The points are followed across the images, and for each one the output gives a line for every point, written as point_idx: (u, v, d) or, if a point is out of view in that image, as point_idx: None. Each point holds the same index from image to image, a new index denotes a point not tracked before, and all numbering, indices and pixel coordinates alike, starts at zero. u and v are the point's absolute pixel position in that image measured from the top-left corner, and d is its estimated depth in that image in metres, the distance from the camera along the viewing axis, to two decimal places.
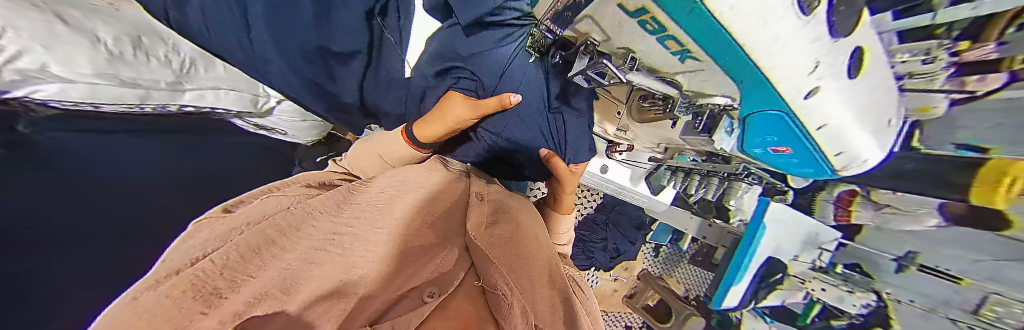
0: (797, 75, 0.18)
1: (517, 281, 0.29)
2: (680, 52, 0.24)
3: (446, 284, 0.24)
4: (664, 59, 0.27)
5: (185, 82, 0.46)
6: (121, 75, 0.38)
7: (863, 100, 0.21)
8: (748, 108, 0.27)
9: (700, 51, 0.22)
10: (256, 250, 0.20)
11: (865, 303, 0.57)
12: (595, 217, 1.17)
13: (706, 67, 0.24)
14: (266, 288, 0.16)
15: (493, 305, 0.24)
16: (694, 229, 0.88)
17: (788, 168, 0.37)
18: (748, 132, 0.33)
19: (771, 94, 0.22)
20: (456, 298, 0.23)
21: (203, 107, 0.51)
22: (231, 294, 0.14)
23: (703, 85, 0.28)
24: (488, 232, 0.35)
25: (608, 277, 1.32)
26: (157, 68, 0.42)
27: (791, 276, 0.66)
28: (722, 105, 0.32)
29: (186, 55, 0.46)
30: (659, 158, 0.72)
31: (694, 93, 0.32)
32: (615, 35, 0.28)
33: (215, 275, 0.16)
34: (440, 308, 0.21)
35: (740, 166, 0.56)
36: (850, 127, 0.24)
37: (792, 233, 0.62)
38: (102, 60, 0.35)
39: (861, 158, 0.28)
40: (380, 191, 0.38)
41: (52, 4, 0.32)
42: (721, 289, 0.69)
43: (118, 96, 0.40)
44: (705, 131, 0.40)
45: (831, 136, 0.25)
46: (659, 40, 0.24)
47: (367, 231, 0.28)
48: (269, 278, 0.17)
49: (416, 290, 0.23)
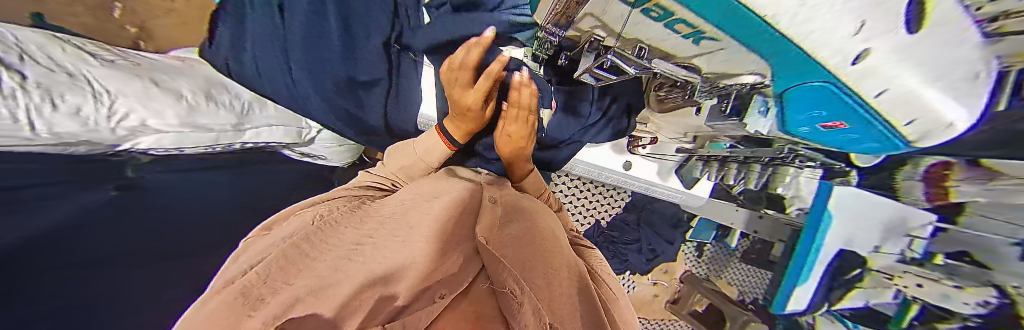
0: (841, 31, 0.17)
1: (529, 278, 0.29)
2: (692, 34, 0.23)
3: (459, 282, 0.27)
4: (676, 44, 0.26)
5: (245, 123, 0.53)
6: (198, 123, 0.45)
7: (939, 67, 0.19)
8: (786, 80, 0.26)
9: (716, 31, 0.21)
10: (286, 265, 0.23)
11: (979, 301, 0.47)
12: (625, 219, 1.09)
13: (725, 45, 0.23)
14: (298, 294, 0.20)
15: (504, 307, 0.24)
16: (740, 223, 0.82)
17: (848, 145, 0.33)
18: (789, 107, 0.31)
19: (814, 60, 0.20)
20: (463, 300, 0.26)
21: (259, 143, 0.57)
22: (271, 298, 0.18)
23: (726, 64, 0.28)
24: (499, 232, 0.35)
25: (647, 282, 1.22)
26: (224, 114, 0.49)
27: (875, 272, 0.60)
28: (751, 84, 0.31)
29: (245, 101, 0.53)
30: (687, 149, 0.68)
31: (719, 74, 0.31)
32: (621, 27, 0.28)
33: (251, 288, 0.19)
34: (450, 308, 0.25)
35: (784, 149, 0.46)
36: (925, 96, 0.21)
37: (867, 216, 0.55)
38: (183, 112, 0.42)
39: (945, 132, 0.24)
40: (400, 203, 0.39)
41: (147, 72, 0.41)
42: (783, 293, 0.62)
43: (198, 142, 0.47)
44: (733, 114, 0.40)
45: (898, 104, 0.22)
46: (666, 25, 0.24)
47: (386, 239, 0.30)
48: (301, 284, 0.21)
49: (428, 291, 0.24)
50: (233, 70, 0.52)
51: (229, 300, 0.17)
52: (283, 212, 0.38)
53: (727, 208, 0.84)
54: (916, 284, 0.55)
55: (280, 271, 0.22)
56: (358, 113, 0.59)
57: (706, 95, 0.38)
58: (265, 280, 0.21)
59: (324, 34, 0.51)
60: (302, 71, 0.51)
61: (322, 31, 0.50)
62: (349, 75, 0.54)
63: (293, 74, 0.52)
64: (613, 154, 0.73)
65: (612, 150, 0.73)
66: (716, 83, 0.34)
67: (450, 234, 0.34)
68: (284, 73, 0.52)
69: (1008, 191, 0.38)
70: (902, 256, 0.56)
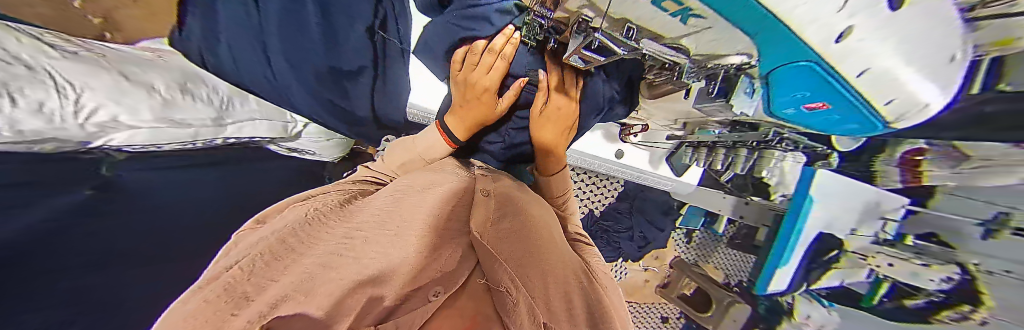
0: (824, 12, 0.15)
1: (523, 277, 0.32)
2: (680, 12, 0.23)
3: (453, 281, 0.30)
4: (664, 23, 0.26)
5: (226, 117, 0.51)
6: (174, 118, 0.43)
7: (922, 46, 0.17)
8: (772, 61, 0.24)
9: (702, 7, 0.20)
10: (270, 262, 0.23)
11: (944, 277, 0.51)
12: (618, 207, 1.12)
13: (712, 23, 0.23)
14: (285, 292, 0.20)
15: (500, 303, 0.29)
16: (727, 209, 0.83)
17: (830, 128, 0.35)
18: (773, 89, 0.30)
19: (797, 40, 0.19)
20: (459, 296, 0.31)
21: (242, 138, 0.56)
22: (256, 297, 0.19)
23: (715, 44, 0.27)
24: (493, 228, 0.35)
25: (638, 268, 1.26)
26: (202, 108, 0.47)
27: (850, 254, 0.63)
28: (736, 64, 0.30)
29: (224, 94, 0.51)
30: (678, 136, 0.68)
31: (706, 55, 0.31)
32: (608, 6, 0.26)
33: (237, 283, 0.20)
34: (446, 305, 0.29)
35: (769, 133, 0.49)
36: (905, 74, 0.20)
37: (849, 201, 0.57)
38: (157, 106, 0.40)
39: (921, 103, 0.24)
40: (391, 192, 0.38)
41: (116, 64, 0.38)
42: (766, 268, 0.65)
43: (175, 137, 0.45)
44: (718, 96, 0.39)
45: (879, 85, 0.22)
46: (655, 3, 0.23)
47: (377, 233, 0.30)
48: (288, 280, 0.22)
49: (421, 290, 0.28)
50: (210, 64, 0.47)
51: (216, 295, 0.18)
52: (275, 206, 0.38)
53: (715, 194, 0.86)
54: (888, 264, 0.59)
55: (266, 266, 0.22)
56: (342, 102, 0.57)
57: (695, 79, 0.37)
58: (251, 275, 0.21)
59: (302, 22, 0.46)
60: (282, 60, 0.48)
61: (301, 19, 0.45)
62: (331, 65, 0.51)
63: (271, 63, 0.48)
64: (605, 142, 0.74)
65: (605, 139, 0.74)
66: (709, 67, 0.33)
67: (443, 229, 0.34)
68: (260, 63, 0.48)
69: (976, 173, 0.41)
70: (876, 238, 0.59)
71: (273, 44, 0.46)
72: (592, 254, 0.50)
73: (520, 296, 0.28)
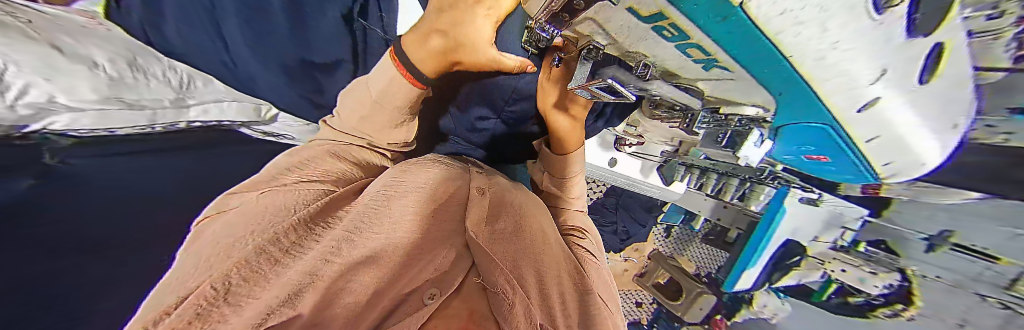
0: (852, 80, 0.15)
1: (518, 278, 0.31)
2: (705, 60, 0.21)
3: (448, 284, 0.28)
4: (682, 65, 0.24)
5: (186, 97, 0.56)
6: (125, 98, 0.48)
7: (938, 123, 0.17)
8: (787, 117, 0.25)
9: (729, 60, 0.19)
10: (249, 279, 0.21)
11: (887, 283, 0.57)
12: (604, 202, 1.18)
13: (737, 76, 0.22)
14: (269, 306, 0.19)
15: (494, 303, 0.27)
16: (707, 211, 0.88)
17: (820, 172, 0.35)
18: (781, 140, 0.31)
19: (819, 101, 0.19)
20: (455, 299, 0.28)
21: (210, 121, 0.58)
22: (234, 319, 0.17)
23: (729, 93, 0.26)
24: (489, 229, 0.35)
25: (619, 259, 1.35)
26: (158, 87, 0.53)
27: (810, 257, 0.70)
28: (755, 118, 0.29)
29: (182, 72, 0.56)
30: (671, 152, 0.67)
31: (720, 99, 0.29)
32: (626, 39, 0.24)
33: (214, 304, 0.18)
34: (441, 308, 0.26)
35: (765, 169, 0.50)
36: (920, 147, 0.20)
37: (808, 215, 0.63)
38: (101, 85, 0.46)
39: (917, 171, 0.24)
40: (378, 189, 0.35)
41: (45, 33, 0.42)
42: (735, 270, 0.74)
43: (129, 120, 0.48)
44: (727, 145, 0.36)
45: (891, 152, 0.22)
46: (678, 47, 0.21)
47: (364, 236, 0.28)
48: (268, 297, 0.20)
49: (417, 292, 0.27)
50: (156, 42, 0.53)
51: (186, 319, 0.16)
52: (245, 183, 0.37)
53: (699, 197, 0.89)
54: (841, 269, 0.64)
55: (241, 288, 0.20)
56: (317, 97, 0.58)
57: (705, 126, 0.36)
58: (221, 297, 0.19)
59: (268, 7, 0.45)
60: (246, 47, 0.48)
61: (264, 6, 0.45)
62: (302, 56, 0.50)
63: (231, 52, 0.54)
64: (598, 149, 0.76)
65: (598, 145, 0.76)
66: (723, 119, 0.32)
67: (435, 232, 0.33)
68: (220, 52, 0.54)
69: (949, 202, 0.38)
70: (834, 244, 0.63)
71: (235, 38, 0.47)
72: (587, 252, 0.49)
73: (518, 300, 0.28)
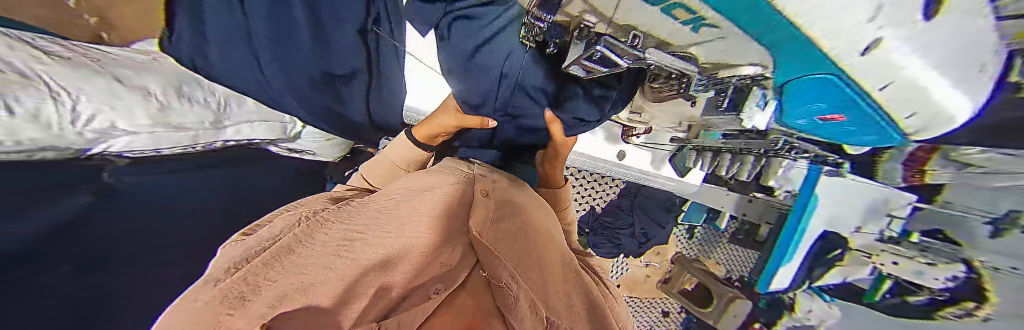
0: (850, 20, 0.14)
1: (531, 275, 0.31)
2: (692, 20, 0.24)
3: (454, 278, 0.29)
4: (672, 30, 0.27)
5: (224, 119, 0.51)
6: (172, 122, 0.43)
7: (949, 67, 0.16)
8: (791, 69, 0.24)
9: (715, 16, 0.22)
10: (270, 260, 0.24)
11: (950, 275, 0.51)
12: (619, 203, 1.12)
13: (727, 33, 0.24)
14: (283, 292, 0.21)
15: (499, 298, 0.29)
16: (731, 208, 0.84)
17: (846, 137, 0.34)
18: (790, 99, 0.30)
19: (818, 45, 0.18)
20: (461, 293, 0.30)
21: (241, 140, 0.56)
22: (255, 298, 0.19)
23: (724, 54, 0.28)
24: (495, 227, 0.34)
25: (639, 264, 1.26)
26: (198, 112, 0.46)
27: (855, 250, 0.64)
28: (751, 76, 0.30)
29: (219, 96, 0.50)
30: (681, 138, 0.65)
31: (714, 64, 0.31)
32: (615, 12, 0.28)
33: (246, 285, 0.21)
34: (444, 304, 0.28)
35: (779, 141, 0.46)
36: (936, 94, 0.19)
37: (844, 201, 0.59)
38: (154, 110, 0.40)
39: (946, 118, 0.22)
40: (388, 196, 0.36)
41: (108, 67, 0.37)
42: (767, 270, 0.68)
43: (176, 141, 0.46)
44: (729, 108, 0.38)
45: (903, 101, 0.21)
46: (664, 10, 0.25)
47: (375, 236, 0.29)
48: (287, 282, 0.22)
49: (423, 286, 0.28)
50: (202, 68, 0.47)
51: (213, 299, 0.18)
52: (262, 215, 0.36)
53: (720, 193, 0.85)
54: (893, 262, 0.59)
55: (261, 271, 0.23)
56: (338, 108, 0.60)
57: (702, 89, 0.37)
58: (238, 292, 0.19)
59: (293, 29, 0.47)
60: (270, 59, 0.48)
61: (291, 25, 0.47)
62: (323, 69, 0.53)
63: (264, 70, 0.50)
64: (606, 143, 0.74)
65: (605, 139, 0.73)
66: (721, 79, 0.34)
67: (442, 231, 0.32)
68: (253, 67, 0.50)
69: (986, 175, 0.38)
70: (881, 235, 0.59)
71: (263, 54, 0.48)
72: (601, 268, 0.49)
73: (522, 293, 0.28)
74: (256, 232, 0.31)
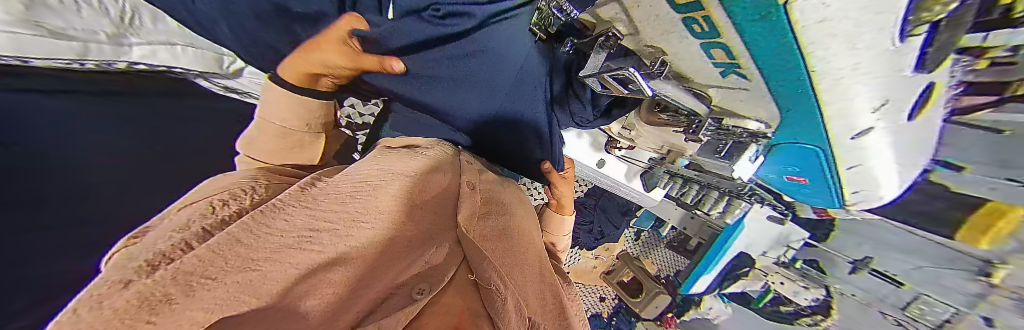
0: (853, 89, 0.21)
1: (508, 271, 0.30)
2: (725, 64, 0.25)
3: (435, 279, 0.24)
4: (698, 68, 0.28)
5: (129, 34, 0.41)
6: (45, 24, 0.34)
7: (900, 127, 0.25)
8: (783, 135, 0.33)
9: (749, 65, 0.23)
10: (218, 248, 0.15)
11: (814, 297, 0.71)
12: (584, 201, 1.21)
13: (751, 86, 0.26)
14: (230, 293, 0.13)
15: (487, 299, 0.24)
16: (676, 220, 0.94)
17: (800, 193, 0.47)
18: (772, 157, 0.41)
19: (816, 110, 0.25)
20: (446, 293, 0.23)
21: (157, 65, 0.43)
22: (186, 299, 0.11)
23: (738, 103, 0.31)
24: (481, 225, 0.34)
25: (589, 256, 1.38)
26: (89, 17, 0.37)
27: (756, 269, 0.79)
28: (752, 131, 0.35)
29: (123, 3, 0.40)
30: (656, 160, 0.70)
31: (721, 110, 0.34)
32: (655, 35, 0.27)
33: (177, 274, 0.12)
34: (429, 304, 0.21)
35: (747, 185, 0.54)
36: (876, 152, 0.29)
37: (764, 231, 0.70)
38: (15, 5, 0.31)
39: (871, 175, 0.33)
40: (358, 179, 0.32)
41: None
42: (692, 278, 0.83)
43: (53, 50, 0.33)
44: (726, 156, 0.41)
45: (855, 161, 0.31)
46: (702, 47, 0.24)
47: (349, 226, 0.24)
48: (233, 281, 0.14)
49: (406, 286, 0.22)
50: None
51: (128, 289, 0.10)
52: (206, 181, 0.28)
53: (670, 206, 0.93)
54: (780, 282, 0.75)
55: (209, 257, 0.15)
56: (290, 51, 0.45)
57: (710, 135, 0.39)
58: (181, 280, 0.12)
59: None
60: None
61: None
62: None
63: None
64: (590, 149, 0.74)
65: (590, 146, 0.74)
66: (727, 132, 0.36)
67: (427, 227, 0.31)
68: None
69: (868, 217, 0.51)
70: (777, 259, 0.73)
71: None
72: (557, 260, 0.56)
73: (509, 297, 0.25)
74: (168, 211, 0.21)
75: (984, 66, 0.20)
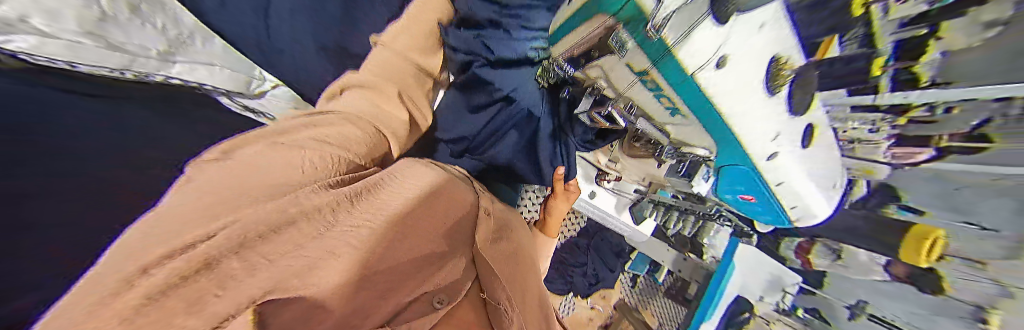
0: (764, 136, 0.25)
1: (518, 293, 0.35)
2: (671, 107, 0.29)
3: (456, 291, 0.32)
4: (656, 110, 0.33)
5: (176, 53, 0.47)
6: (110, 38, 0.39)
7: (818, 169, 0.28)
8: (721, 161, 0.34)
9: (684, 106, 0.27)
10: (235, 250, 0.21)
11: None
12: (577, 242, 1.21)
13: (689, 121, 0.30)
14: (261, 287, 0.20)
15: (493, 316, 0.31)
16: (669, 261, 0.95)
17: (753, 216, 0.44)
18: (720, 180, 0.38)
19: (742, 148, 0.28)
20: (462, 306, 0.31)
21: (190, 81, 0.47)
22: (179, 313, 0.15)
23: (686, 135, 0.34)
24: (495, 246, 0.38)
25: (585, 304, 1.32)
26: (149, 34, 0.44)
27: (757, 317, 0.70)
28: (701, 155, 0.38)
29: (184, 28, 0.49)
30: (642, 190, 0.73)
31: (678, 140, 0.37)
32: (625, 88, 0.34)
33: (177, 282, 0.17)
34: (449, 314, 0.30)
35: (716, 209, 0.55)
36: (801, 189, 0.31)
37: (754, 271, 0.70)
38: (90, 18, 0.37)
39: (810, 210, 0.35)
40: (395, 188, 0.38)
41: None
42: (693, 321, 0.77)
43: (104, 57, 0.38)
44: (684, 175, 0.47)
45: (790, 196, 0.32)
46: (655, 96, 0.30)
47: (396, 236, 0.32)
48: (281, 264, 0.22)
49: (426, 294, 0.30)
50: None
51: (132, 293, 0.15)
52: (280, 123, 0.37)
53: (663, 247, 0.99)
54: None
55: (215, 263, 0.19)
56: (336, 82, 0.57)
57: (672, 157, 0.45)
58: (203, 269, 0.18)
59: None
60: None
61: None
62: None
63: None
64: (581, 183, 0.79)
65: (581, 179, 0.79)
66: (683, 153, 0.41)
67: (446, 240, 0.37)
68: None
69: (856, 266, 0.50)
70: (778, 306, 0.67)
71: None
72: None
73: (514, 318, 0.30)
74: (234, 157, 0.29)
75: (906, 122, 0.23)
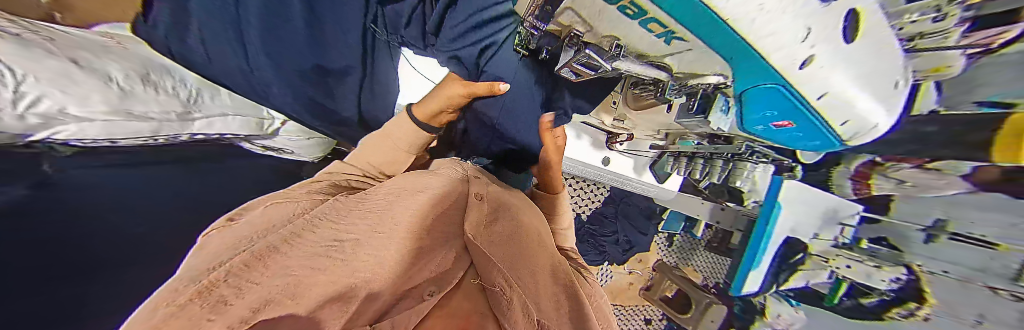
0: (790, 43, 0.17)
1: (520, 278, 0.31)
2: (664, 34, 0.23)
3: (447, 281, 0.29)
4: (649, 43, 0.27)
5: (194, 111, 0.48)
6: (134, 111, 0.39)
7: (874, 70, 0.21)
8: (743, 83, 0.26)
9: (684, 31, 0.21)
10: (257, 258, 0.21)
11: (893, 277, 0.56)
12: (604, 211, 1.15)
13: (694, 47, 0.24)
14: (268, 296, 0.17)
15: (493, 301, 0.29)
16: (705, 215, 0.89)
17: (794, 143, 0.36)
18: (747, 110, 0.32)
19: (765, 67, 0.20)
20: (455, 296, 0.29)
21: (212, 133, 0.52)
22: (237, 302, 0.16)
23: (693, 65, 0.28)
24: (488, 230, 0.35)
25: (623, 271, 1.29)
26: (166, 100, 0.44)
27: (814, 255, 0.68)
28: (715, 84, 0.32)
29: (192, 86, 0.48)
30: (659, 146, 0.68)
31: (687, 74, 0.32)
32: (601, 24, 0.27)
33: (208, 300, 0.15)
34: (441, 306, 0.27)
35: (741, 144, 0.50)
36: (858, 99, 0.22)
37: (811, 208, 0.63)
38: (115, 98, 0.37)
39: (871, 124, 0.26)
40: (383, 195, 0.37)
41: (64, 49, 0.34)
42: (740, 271, 0.70)
43: (135, 132, 0.41)
44: (698, 112, 0.42)
45: (842, 113, 0.24)
46: (640, 23, 0.23)
47: (370, 235, 0.29)
48: (272, 285, 0.19)
49: (416, 290, 0.27)
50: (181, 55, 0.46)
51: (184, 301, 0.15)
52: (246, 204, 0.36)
53: (695, 201, 0.91)
54: (846, 265, 0.64)
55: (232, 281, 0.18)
56: (324, 101, 0.56)
57: (676, 94, 0.40)
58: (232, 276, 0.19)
59: (289, 16, 0.46)
60: (263, 57, 0.48)
61: (285, 27, 0.47)
62: (319, 63, 0.51)
63: (250, 59, 0.49)
64: (592, 150, 0.75)
65: (591, 146, 0.75)
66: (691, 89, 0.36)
67: (434, 232, 0.33)
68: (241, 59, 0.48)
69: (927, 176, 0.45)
70: (837, 241, 0.64)
71: (255, 45, 0.47)
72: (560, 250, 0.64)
73: (517, 301, 0.28)
74: (244, 217, 0.31)
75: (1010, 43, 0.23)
